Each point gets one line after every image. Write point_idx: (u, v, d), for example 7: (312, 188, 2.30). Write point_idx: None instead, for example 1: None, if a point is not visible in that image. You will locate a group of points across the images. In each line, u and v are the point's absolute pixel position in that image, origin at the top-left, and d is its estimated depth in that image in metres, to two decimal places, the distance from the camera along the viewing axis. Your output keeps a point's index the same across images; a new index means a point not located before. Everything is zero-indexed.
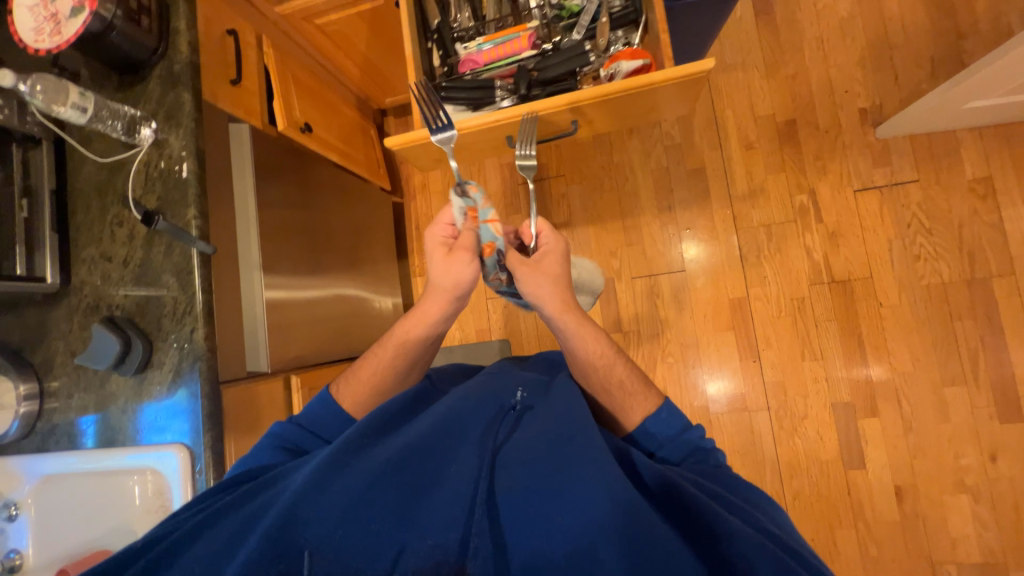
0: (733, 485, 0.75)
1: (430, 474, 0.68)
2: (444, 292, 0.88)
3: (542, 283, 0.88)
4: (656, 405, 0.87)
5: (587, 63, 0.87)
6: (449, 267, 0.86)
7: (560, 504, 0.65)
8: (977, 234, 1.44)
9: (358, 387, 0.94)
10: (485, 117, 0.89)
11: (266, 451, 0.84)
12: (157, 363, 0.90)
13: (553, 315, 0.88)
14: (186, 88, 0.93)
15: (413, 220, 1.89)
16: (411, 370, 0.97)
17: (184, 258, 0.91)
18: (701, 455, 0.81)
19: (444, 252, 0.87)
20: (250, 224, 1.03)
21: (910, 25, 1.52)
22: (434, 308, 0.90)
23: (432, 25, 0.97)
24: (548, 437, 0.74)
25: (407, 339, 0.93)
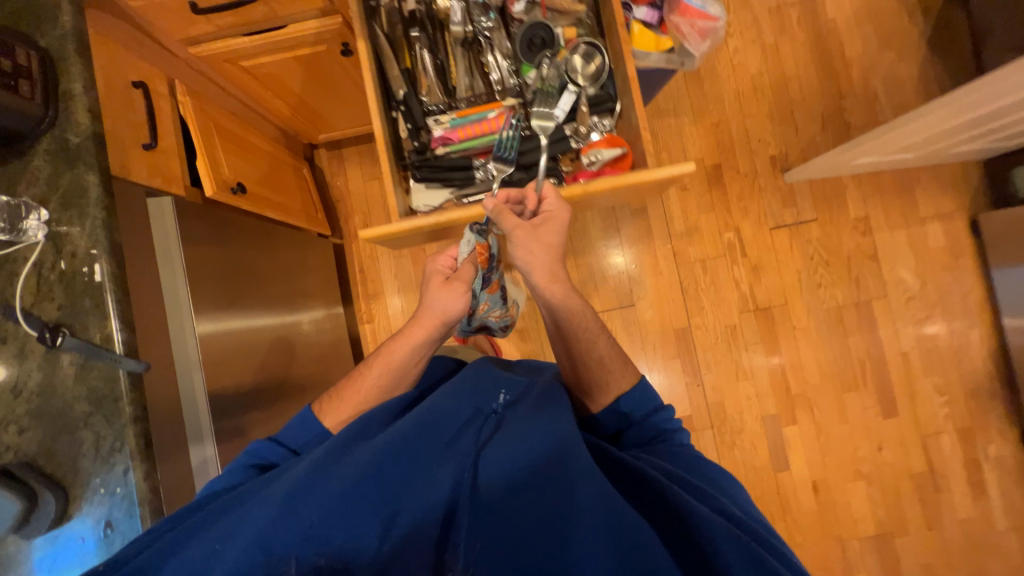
0: (698, 468, 0.78)
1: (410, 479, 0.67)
2: (432, 317, 0.87)
3: (539, 253, 0.82)
4: (632, 385, 0.87)
5: (567, 147, 0.89)
6: (444, 295, 0.86)
7: (542, 499, 0.65)
8: (861, 265, 1.73)
9: (342, 407, 0.86)
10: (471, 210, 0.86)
11: (237, 471, 0.77)
12: (78, 517, 0.72)
13: (540, 284, 0.84)
14: (90, 168, 0.75)
15: (357, 261, 1.75)
16: (397, 387, 0.89)
17: (107, 382, 0.73)
18: (668, 437, 0.85)
19: (443, 280, 0.88)
20: (185, 318, 0.86)
21: (804, 84, 1.76)
22: (423, 333, 0.87)
23: (398, 95, 0.90)
24: (531, 431, 0.74)
25: (402, 368, 0.88)
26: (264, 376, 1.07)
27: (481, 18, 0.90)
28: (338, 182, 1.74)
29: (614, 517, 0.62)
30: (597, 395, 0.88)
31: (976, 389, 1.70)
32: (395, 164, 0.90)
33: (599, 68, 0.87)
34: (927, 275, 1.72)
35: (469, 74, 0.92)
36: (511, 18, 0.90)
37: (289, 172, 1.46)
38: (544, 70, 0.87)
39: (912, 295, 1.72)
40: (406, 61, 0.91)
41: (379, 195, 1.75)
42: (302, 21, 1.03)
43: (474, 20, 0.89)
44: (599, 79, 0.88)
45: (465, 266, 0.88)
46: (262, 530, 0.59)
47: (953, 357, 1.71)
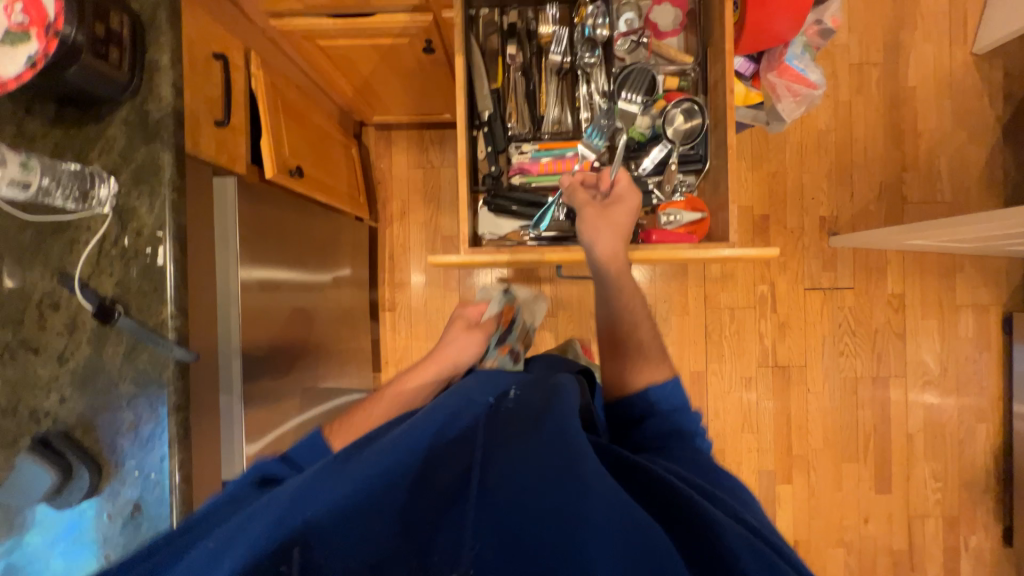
0: (715, 477, 0.60)
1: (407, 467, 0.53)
2: (446, 361, 0.84)
3: (601, 227, 0.78)
4: (665, 376, 0.74)
5: (647, 202, 0.86)
6: (464, 339, 0.88)
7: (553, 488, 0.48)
8: (886, 340, 1.72)
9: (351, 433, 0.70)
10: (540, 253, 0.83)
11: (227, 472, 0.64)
12: (110, 496, 0.72)
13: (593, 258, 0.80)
14: (166, 146, 0.72)
15: (387, 247, 1.73)
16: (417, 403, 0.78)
17: (154, 366, 0.73)
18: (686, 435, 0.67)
19: (462, 327, 0.91)
20: (233, 305, 0.85)
21: (869, 149, 1.71)
22: (441, 366, 0.84)
23: (483, 115, 0.87)
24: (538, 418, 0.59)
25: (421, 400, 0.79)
26: (290, 364, 1.06)
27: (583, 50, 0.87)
28: (381, 164, 1.70)
29: (623, 512, 0.46)
30: (629, 378, 0.75)
31: (971, 480, 1.73)
32: (470, 186, 0.87)
33: (696, 128, 0.83)
34: (949, 362, 1.72)
35: (560, 105, 0.89)
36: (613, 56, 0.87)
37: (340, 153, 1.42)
38: (638, 118, 0.85)
39: (929, 379, 1.72)
40: (497, 81, 0.88)
41: (420, 185, 1.71)
42: (392, 14, 1.00)
43: (576, 52, 0.86)
44: (693, 138, 0.84)
45: (488, 320, 0.94)
46: (248, 530, 0.45)
47: (956, 446, 1.72)
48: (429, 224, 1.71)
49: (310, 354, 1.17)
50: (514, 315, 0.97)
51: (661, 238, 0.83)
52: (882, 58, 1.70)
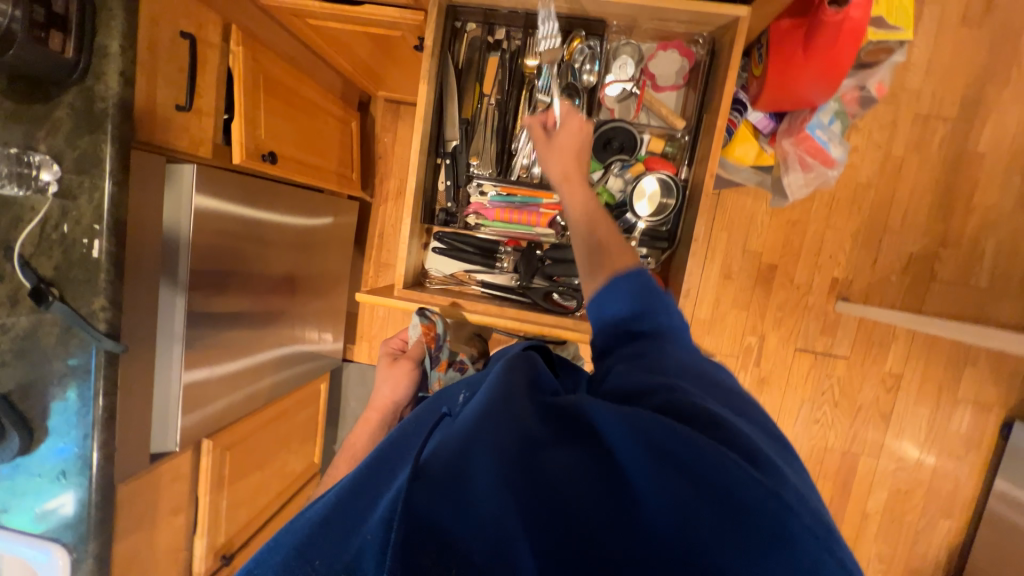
0: (678, 358, 0.50)
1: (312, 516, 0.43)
2: (381, 404, 0.80)
3: (552, 158, 0.71)
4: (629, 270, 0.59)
5: None
6: (390, 375, 0.82)
7: (452, 495, 0.38)
8: (868, 418, 1.64)
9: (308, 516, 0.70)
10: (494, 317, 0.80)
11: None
12: (41, 457, 0.79)
13: (560, 188, 0.71)
14: (109, 139, 0.71)
15: (378, 225, 1.70)
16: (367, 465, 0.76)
17: (84, 351, 0.76)
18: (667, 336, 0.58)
19: (387, 363, 0.85)
20: (179, 293, 0.87)
21: (909, 215, 1.54)
22: (383, 413, 0.79)
23: (449, 145, 0.82)
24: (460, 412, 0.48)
25: (351, 445, 0.76)
26: (243, 346, 1.08)
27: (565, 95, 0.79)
28: (385, 138, 1.64)
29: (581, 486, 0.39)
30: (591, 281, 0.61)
31: (916, 570, 1.69)
32: (422, 221, 0.84)
33: (667, 206, 0.77)
34: (929, 455, 1.63)
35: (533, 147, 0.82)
36: (600, 105, 0.80)
37: (334, 128, 1.37)
38: (610, 178, 0.79)
39: (903, 466, 1.65)
40: (469, 110, 0.82)
41: None
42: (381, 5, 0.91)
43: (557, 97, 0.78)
44: (661, 217, 0.78)
45: (413, 345, 0.86)
46: None
47: (911, 536, 1.68)
48: None
49: (270, 336, 1.20)
50: (440, 331, 0.82)
51: None
52: (955, 113, 1.48)
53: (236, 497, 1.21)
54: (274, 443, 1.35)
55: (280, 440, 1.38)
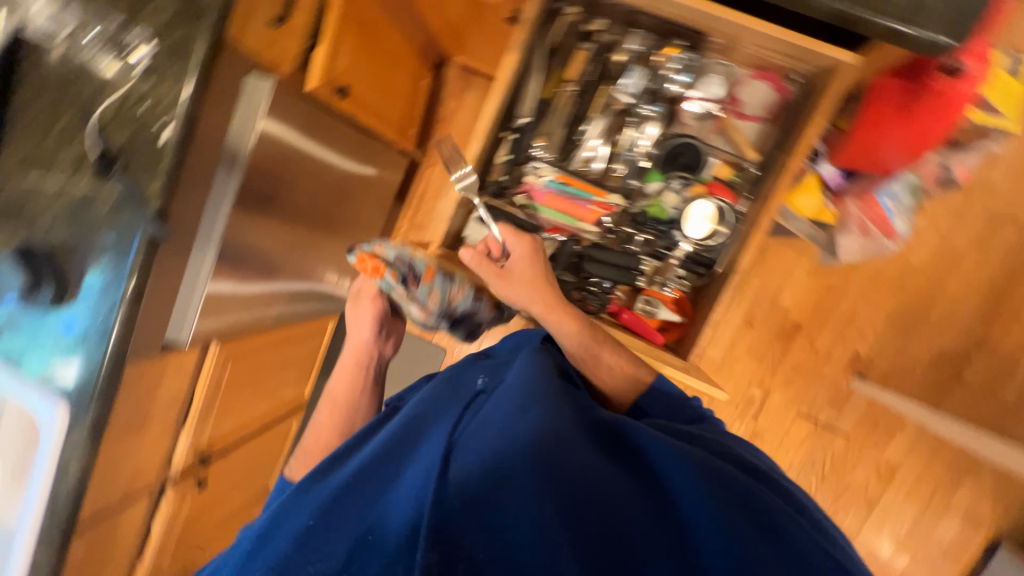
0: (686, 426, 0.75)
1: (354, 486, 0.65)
2: (350, 350, 0.99)
3: (518, 288, 0.77)
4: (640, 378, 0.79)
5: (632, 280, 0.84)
6: (356, 316, 1.00)
7: (562, 488, 0.60)
8: (852, 501, 1.60)
9: (309, 457, 0.88)
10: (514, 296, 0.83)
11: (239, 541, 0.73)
12: (63, 318, 0.82)
13: (534, 313, 0.78)
14: (205, 37, 0.74)
15: (421, 187, 1.72)
16: (354, 415, 0.94)
17: (129, 230, 0.79)
18: (687, 404, 0.77)
19: (353, 302, 1.01)
20: (227, 199, 0.90)
21: (951, 312, 1.49)
22: (354, 360, 0.99)
23: (518, 120, 0.82)
24: (486, 427, 0.67)
25: (333, 392, 0.96)
26: (268, 266, 1.12)
27: (645, 98, 0.80)
28: (449, 104, 1.65)
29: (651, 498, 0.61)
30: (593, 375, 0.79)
31: None
32: (472, 188, 0.85)
33: (717, 233, 0.78)
34: (904, 554, 1.59)
35: (600, 140, 0.82)
36: (679, 117, 0.80)
37: (405, 81, 1.39)
38: (667, 193, 0.79)
39: (874, 558, 1.61)
40: (547, 90, 0.82)
41: None
42: None
43: (638, 100, 0.79)
44: (707, 243, 0.79)
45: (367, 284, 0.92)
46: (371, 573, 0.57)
47: None
48: None
49: (295, 264, 1.23)
50: (380, 255, 0.87)
51: (633, 325, 0.85)
52: None
53: (226, 407, 1.25)
54: (271, 366, 1.38)
55: (278, 363, 1.42)
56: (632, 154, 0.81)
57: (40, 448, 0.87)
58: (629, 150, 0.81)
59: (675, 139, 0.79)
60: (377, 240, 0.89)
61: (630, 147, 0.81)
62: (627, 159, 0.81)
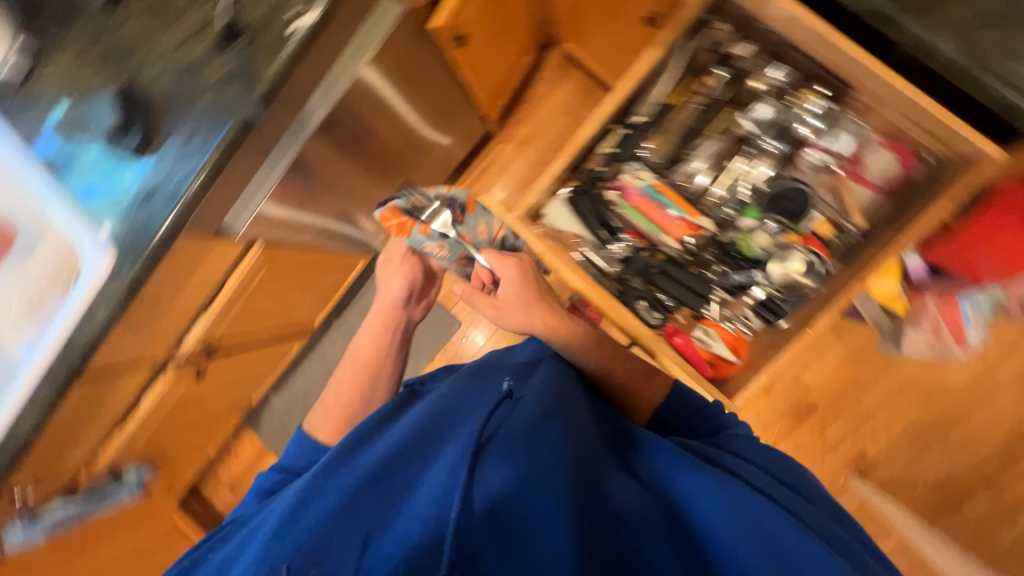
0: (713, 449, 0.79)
1: (377, 479, 0.67)
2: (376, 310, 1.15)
3: (512, 310, 0.98)
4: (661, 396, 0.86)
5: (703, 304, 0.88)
6: (385, 276, 1.16)
7: (581, 512, 0.62)
8: None
9: (327, 413, 0.98)
10: (579, 281, 0.81)
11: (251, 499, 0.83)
12: (139, 170, 0.83)
13: (527, 329, 0.97)
14: None
15: (487, 158, 1.76)
16: (378, 370, 1.07)
17: (231, 107, 0.79)
18: (711, 407, 0.87)
19: (382, 263, 1.18)
20: (320, 110, 0.91)
21: (971, 440, 1.45)
22: (378, 324, 1.13)
23: (635, 117, 0.84)
24: (512, 436, 0.68)
25: (358, 350, 1.10)
26: (331, 182, 1.12)
27: (770, 133, 0.83)
28: (539, 89, 1.70)
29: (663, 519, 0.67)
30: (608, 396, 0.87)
31: None
32: (568, 168, 0.83)
33: (803, 284, 0.82)
34: None
35: (706, 163, 0.87)
36: (795, 161, 0.83)
37: (512, 52, 1.39)
38: (761, 234, 0.83)
39: None
40: (673, 98, 0.86)
41: (556, 133, 1.72)
42: None
43: (762, 132, 0.83)
44: (785, 291, 0.84)
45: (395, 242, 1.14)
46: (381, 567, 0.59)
47: None
48: (533, 168, 1.73)
49: (357, 191, 1.24)
50: (410, 203, 1.08)
51: (688, 348, 0.89)
52: None
53: (247, 308, 1.26)
54: (298, 283, 1.39)
55: (303, 282, 1.42)
56: (736, 181, 0.85)
57: (75, 290, 0.86)
58: (737, 178, 0.85)
59: (785, 184, 0.83)
60: (409, 193, 1.11)
61: (739, 180, 0.85)
62: (730, 185, 0.85)
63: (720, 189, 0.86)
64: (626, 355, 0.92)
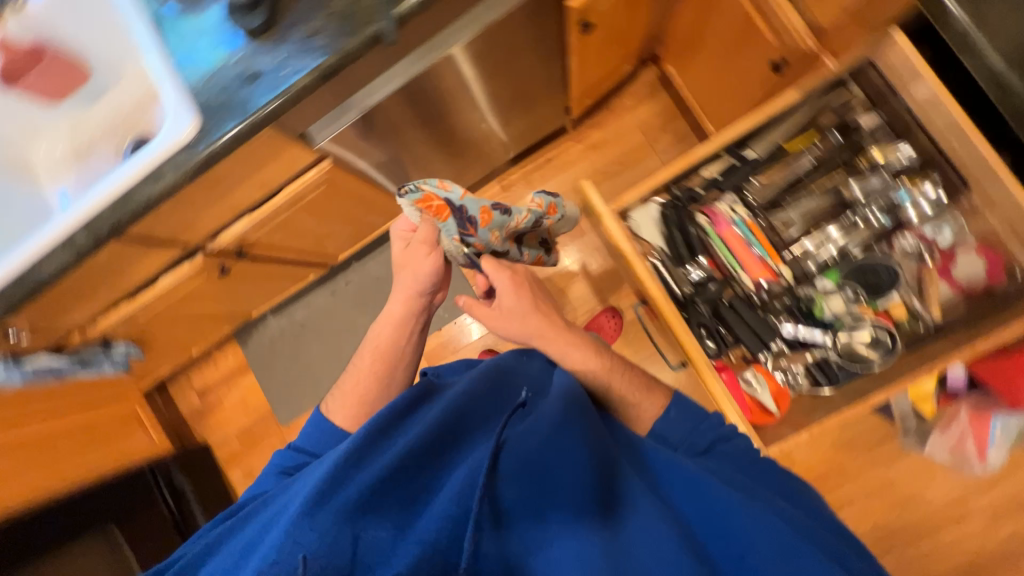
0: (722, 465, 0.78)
1: (399, 476, 0.65)
2: (393, 305, 0.99)
3: (513, 321, 0.96)
4: (664, 406, 0.88)
5: (769, 343, 0.97)
6: (404, 259, 0.96)
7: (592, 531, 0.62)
8: None
9: (344, 398, 0.98)
10: (647, 279, 0.90)
11: (266, 476, 0.88)
12: (254, 52, 0.84)
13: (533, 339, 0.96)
14: None
15: (552, 151, 1.76)
16: (398, 362, 1.00)
17: (367, 19, 0.80)
18: (711, 420, 0.85)
19: (403, 248, 0.98)
20: (436, 54, 0.93)
21: (933, 559, 1.47)
22: (394, 323, 1.00)
23: (746, 152, 0.98)
24: (530, 443, 0.67)
25: (376, 339, 1.00)
26: (415, 124, 1.11)
27: (878, 205, 0.95)
28: (622, 102, 1.72)
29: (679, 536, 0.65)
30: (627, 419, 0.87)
31: None
32: (674, 176, 0.98)
33: (869, 355, 0.94)
34: None
35: (801, 217, 1.00)
36: (891, 240, 0.96)
37: (618, 56, 1.39)
38: (835, 300, 0.96)
39: None
40: (791, 146, 0.99)
41: (625, 148, 1.72)
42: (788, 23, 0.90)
43: (869, 200, 0.95)
44: (846, 356, 0.95)
45: (423, 225, 0.93)
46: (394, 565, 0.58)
47: None
48: (594, 174, 1.73)
49: (432, 142, 1.24)
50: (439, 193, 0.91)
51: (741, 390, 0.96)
52: None
53: (289, 221, 1.24)
54: (342, 214, 1.37)
55: (348, 216, 1.40)
56: (823, 240, 0.98)
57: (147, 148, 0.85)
58: (828, 236, 0.98)
59: (875, 260, 0.96)
60: (424, 180, 0.91)
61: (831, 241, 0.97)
62: (820, 242, 0.98)
63: (811, 242, 0.98)
64: (642, 381, 0.92)
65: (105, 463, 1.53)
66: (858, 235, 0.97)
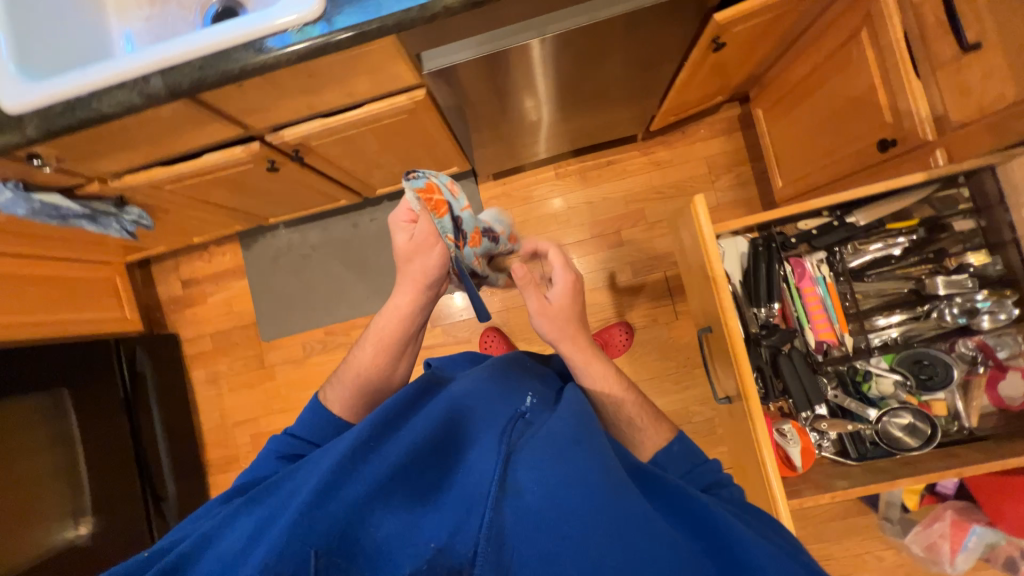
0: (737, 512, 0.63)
1: (409, 469, 0.56)
2: (399, 299, 0.82)
3: (556, 322, 0.82)
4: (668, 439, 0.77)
5: (814, 405, 1.01)
6: (413, 252, 0.76)
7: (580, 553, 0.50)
8: None
9: (342, 387, 0.86)
10: (726, 305, 0.94)
11: (264, 461, 0.79)
12: None
13: (558, 346, 0.83)
14: None
15: (616, 156, 1.75)
16: (405, 355, 0.86)
17: None
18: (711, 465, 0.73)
19: (407, 241, 0.77)
20: (581, 19, 0.89)
21: None
22: (398, 318, 0.82)
23: (847, 217, 1.03)
24: (529, 449, 0.58)
25: (378, 334, 0.85)
26: (519, 86, 1.08)
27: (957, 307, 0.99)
28: (698, 131, 1.72)
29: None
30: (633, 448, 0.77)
31: None
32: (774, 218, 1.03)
33: (905, 441, 0.99)
34: None
35: (877, 295, 1.05)
36: (952, 342, 1.01)
37: (718, 86, 1.40)
38: (884, 378, 1.03)
39: None
40: (892, 225, 1.03)
41: (687, 176, 1.72)
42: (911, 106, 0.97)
43: (947, 300, 0.99)
44: (879, 436, 1.00)
45: (424, 219, 0.75)
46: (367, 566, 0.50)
47: None
48: (649, 190, 1.73)
49: (523, 109, 1.20)
50: (445, 191, 0.77)
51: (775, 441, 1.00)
52: None
53: (354, 140, 1.18)
54: (405, 150, 1.32)
55: (408, 153, 1.34)
56: (888, 324, 1.04)
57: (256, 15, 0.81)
58: (893, 321, 1.04)
59: (935, 354, 1.00)
60: (434, 172, 0.78)
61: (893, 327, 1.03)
62: (887, 322, 1.04)
63: (881, 320, 1.04)
64: (653, 412, 0.82)
65: (76, 322, 1.45)
66: (920, 329, 1.03)
